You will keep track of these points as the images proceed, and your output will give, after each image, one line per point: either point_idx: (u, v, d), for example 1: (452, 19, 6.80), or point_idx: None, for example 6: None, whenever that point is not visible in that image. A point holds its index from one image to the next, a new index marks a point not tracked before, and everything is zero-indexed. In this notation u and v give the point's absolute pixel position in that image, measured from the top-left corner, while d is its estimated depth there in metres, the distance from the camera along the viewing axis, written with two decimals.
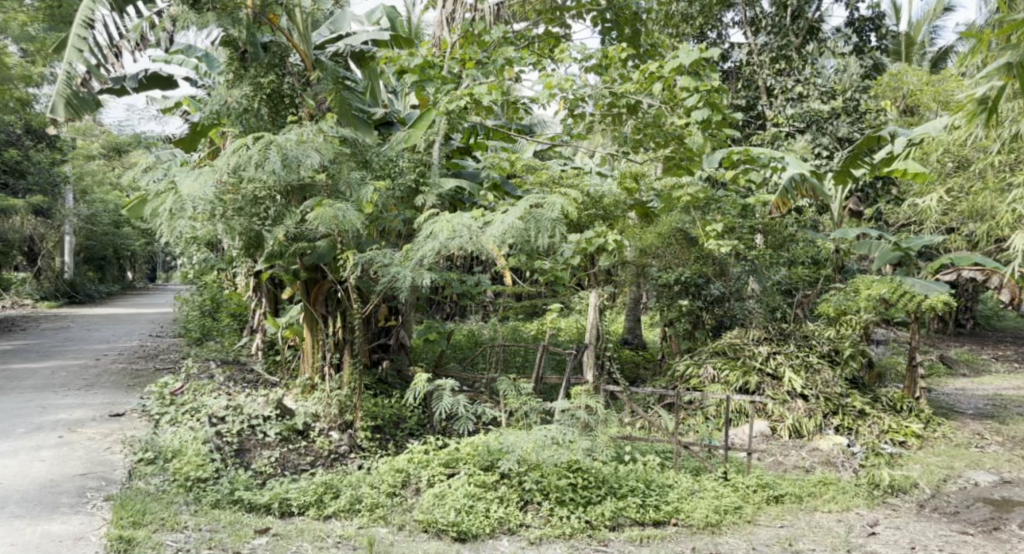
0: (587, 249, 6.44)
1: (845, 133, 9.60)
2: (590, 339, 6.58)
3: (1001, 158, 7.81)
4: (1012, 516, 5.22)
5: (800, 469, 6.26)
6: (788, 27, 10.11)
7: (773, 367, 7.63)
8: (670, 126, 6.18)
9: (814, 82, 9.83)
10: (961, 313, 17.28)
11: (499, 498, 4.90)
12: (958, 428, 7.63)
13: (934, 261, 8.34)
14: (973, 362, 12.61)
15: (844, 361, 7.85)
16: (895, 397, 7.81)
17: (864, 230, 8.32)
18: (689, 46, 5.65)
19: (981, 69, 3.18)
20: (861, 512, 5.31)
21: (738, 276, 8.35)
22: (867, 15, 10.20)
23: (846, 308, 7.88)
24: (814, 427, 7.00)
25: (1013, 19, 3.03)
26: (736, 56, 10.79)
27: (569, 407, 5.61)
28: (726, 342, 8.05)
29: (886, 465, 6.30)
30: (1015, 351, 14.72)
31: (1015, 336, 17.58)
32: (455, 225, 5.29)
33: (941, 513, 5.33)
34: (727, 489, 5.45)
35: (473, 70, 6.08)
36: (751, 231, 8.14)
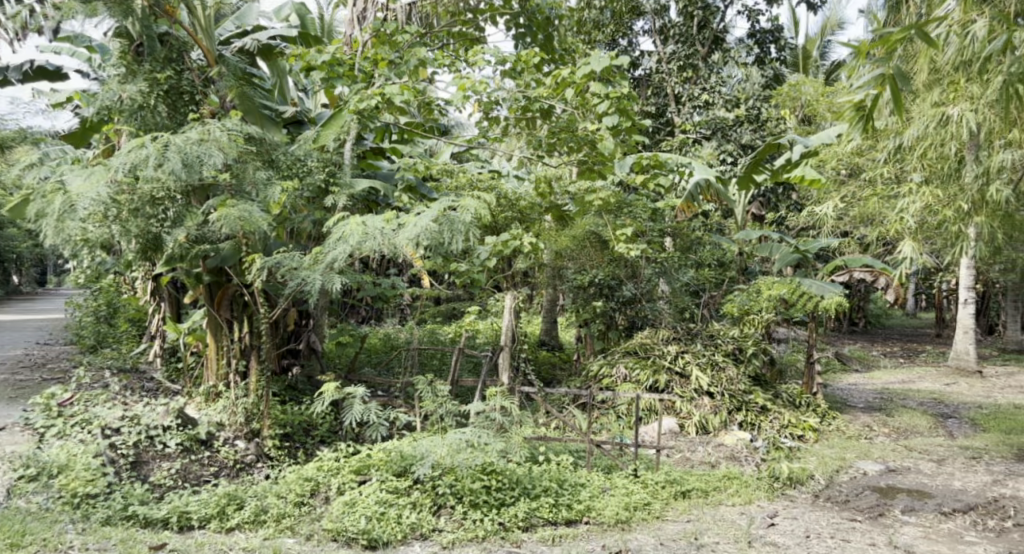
0: (503, 251, 6.44)
1: (747, 140, 10.03)
2: (505, 341, 6.59)
3: (888, 167, 8.33)
4: (897, 502, 5.56)
5: (707, 464, 6.47)
6: (694, 37, 10.57)
7: (681, 366, 7.87)
8: (583, 131, 6.22)
9: (719, 91, 10.21)
10: (855, 312, 18.33)
11: (411, 503, 4.86)
12: (851, 421, 8.08)
13: (830, 264, 8.80)
14: (865, 358, 13.39)
15: (747, 359, 8.18)
16: (795, 393, 8.18)
17: (766, 233, 8.68)
18: (599, 53, 5.76)
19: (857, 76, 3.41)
20: (762, 504, 5.55)
21: (648, 277, 8.57)
22: (767, 27, 10.69)
23: (749, 308, 8.21)
24: (719, 423, 7.28)
25: (888, 31, 3.30)
26: (646, 63, 11.09)
27: (484, 409, 5.61)
28: (637, 342, 8.25)
29: (785, 458, 6.60)
30: (902, 347, 15.74)
31: (902, 333, 18.79)
32: (367, 227, 5.23)
33: (833, 502, 5.63)
34: (637, 486, 5.58)
35: (384, 69, 5.96)
36: (660, 234, 8.36)
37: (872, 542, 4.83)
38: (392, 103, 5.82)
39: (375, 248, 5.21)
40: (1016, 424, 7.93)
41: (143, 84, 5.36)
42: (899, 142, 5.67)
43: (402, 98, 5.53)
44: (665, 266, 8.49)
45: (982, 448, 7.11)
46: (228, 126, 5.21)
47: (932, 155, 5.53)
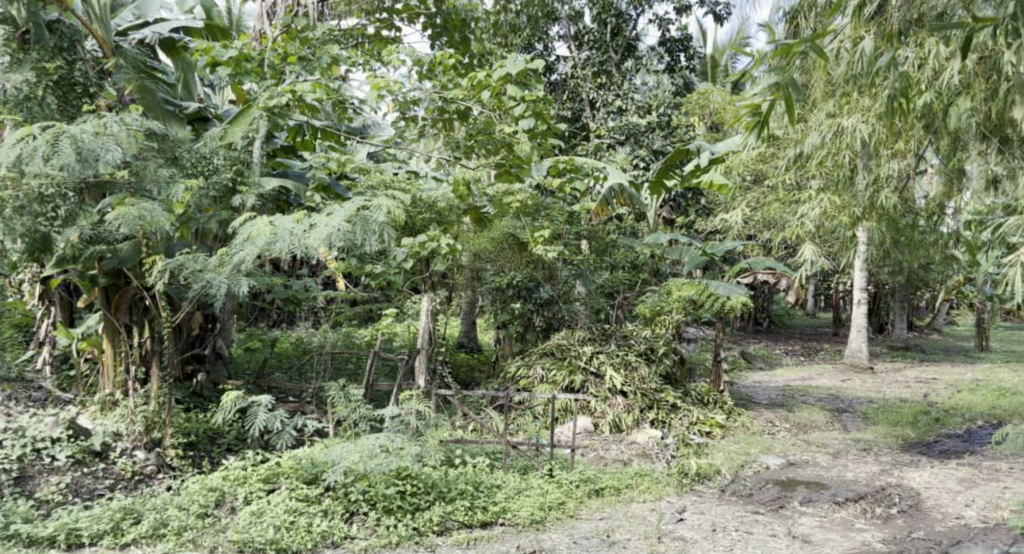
0: (420, 253, 6.38)
1: (658, 146, 10.35)
2: (422, 344, 6.52)
3: (789, 175, 8.72)
4: (796, 494, 5.84)
5: (620, 462, 6.61)
6: (608, 44, 10.81)
7: (596, 366, 8.01)
8: (499, 134, 6.24)
9: (631, 97, 10.48)
10: (760, 313, 19.15)
11: (322, 511, 4.76)
12: (756, 417, 8.41)
13: (735, 266, 9.14)
14: (769, 356, 14.02)
15: (659, 358, 8.41)
16: (703, 391, 8.46)
17: (676, 237, 8.94)
18: (515, 56, 5.81)
19: (756, 86, 3.55)
20: (671, 500, 5.71)
21: (565, 279, 8.66)
22: (677, 37, 11.07)
23: (660, 309, 8.43)
24: (632, 421, 7.44)
25: (783, 44, 3.45)
26: (562, 68, 11.26)
27: (399, 413, 5.54)
28: (553, 344, 8.35)
29: (694, 454, 6.83)
30: (802, 345, 16.53)
31: (803, 332, 19.75)
32: (276, 228, 5.09)
33: (738, 496, 5.86)
34: (552, 486, 5.64)
35: (295, 65, 5.71)
36: (576, 237, 8.49)
37: (773, 533, 5.05)
38: (303, 101, 5.69)
39: (286, 250, 5.06)
40: (904, 417, 8.45)
41: (30, 74, 5.05)
42: (798, 151, 5.97)
43: (314, 96, 5.41)
44: (582, 268, 8.63)
45: (873, 440, 7.54)
46: (128, 120, 4.98)
47: (828, 162, 5.84)
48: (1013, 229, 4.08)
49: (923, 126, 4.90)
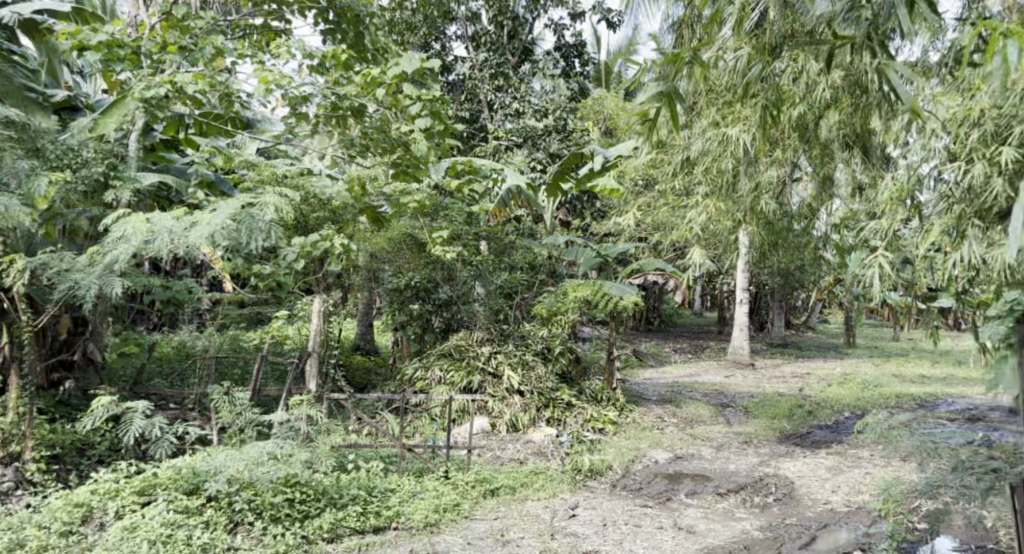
0: (312, 253, 6.20)
1: (555, 149, 10.57)
2: (313, 346, 6.30)
3: (679, 181, 9.07)
4: (682, 487, 6.07)
5: (516, 461, 6.67)
6: (505, 46, 10.88)
7: (494, 366, 8.07)
8: (395, 133, 6.14)
9: (529, 100, 10.68)
10: (651, 313, 19.87)
11: (204, 522, 4.55)
12: (646, 413, 8.69)
13: (628, 268, 9.31)
14: (659, 354, 14.58)
15: (555, 357, 8.66)
16: (597, 389, 8.70)
17: (572, 238, 8.95)
18: (412, 54, 5.71)
19: (642, 92, 3.64)
20: (565, 496, 5.82)
21: (464, 280, 8.65)
22: (572, 42, 11.31)
23: (556, 309, 8.48)
24: (528, 420, 7.53)
25: (668, 52, 3.55)
26: (459, 68, 11.16)
27: (289, 419, 5.35)
28: (451, 344, 8.31)
29: (587, 451, 7.00)
30: (689, 343, 17.26)
31: (690, 331, 20.62)
32: (153, 225, 4.81)
33: (628, 491, 6.03)
34: (447, 487, 5.61)
35: (174, 55, 5.38)
36: (476, 238, 8.43)
37: (660, 526, 5.23)
38: (185, 94, 5.35)
39: (165, 249, 4.82)
40: (781, 410, 8.95)
41: None
42: (686, 157, 6.22)
43: (195, 87, 5.06)
44: (480, 269, 8.59)
45: (752, 432, 7.95)
46: None
47: (713, 169, 6.11)
48: (873, 234, 4.41)
49: (797, 135, 5.20)
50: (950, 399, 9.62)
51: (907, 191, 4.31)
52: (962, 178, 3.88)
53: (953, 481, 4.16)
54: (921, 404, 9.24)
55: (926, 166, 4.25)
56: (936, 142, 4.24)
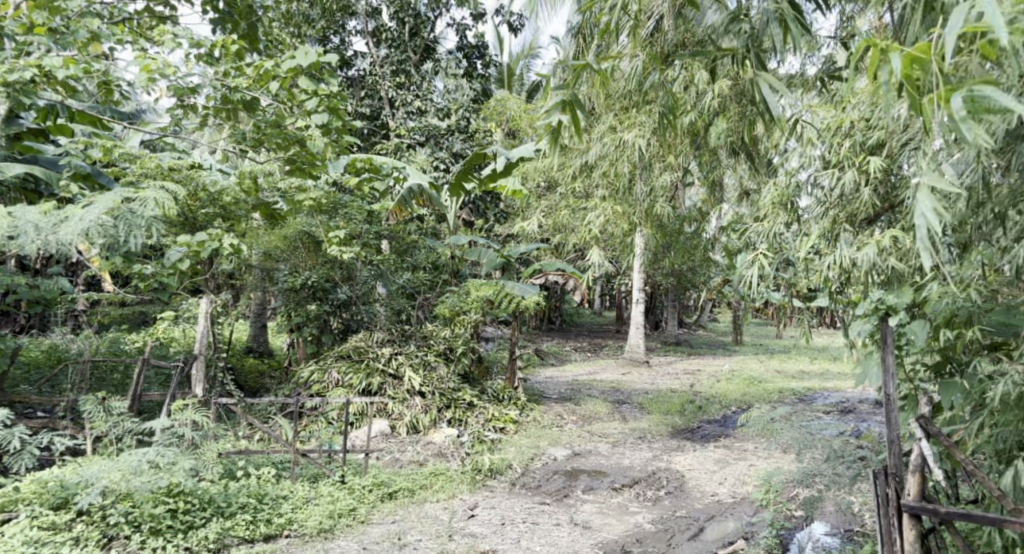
0: (199, 253, 5.90)
1: (457, 149, 10.55)
2: (200, 350, 6.01)
3: (578, 184, 9.23)
4: (580, 483, 6.17)
5: (415, 463, 6.60)
6: (406, 43, 10.75)
7: (394, 367, 7.98)
8: (289, 128, 5.90)
9: (431, 99, 10.62)
10: (552, 312, 20.15)
11: (74, 539, 4.27)
12: (546, 411, 8.80)
13: (530, 268, 9.31)
14: (559, 352, 14.82)
15: (457, 358, 8.63)
16: (498, 389, 8.76)
17: (475, 238, 8.74)
18: (307, 48, 5.44)
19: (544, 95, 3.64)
20: (463, 497, 5.80)
21: (364, 280, 8.50)
22: (474, 43, 11.31)
23: (459, 309, 8.41)
24: (428, 421, 7.48)
25: (571, 60, 3.57)
26: (360, 64, 10.98)
27: (172, 424, 5.13)
28: (350, 346, 8.14)
29: (487, 450, 7.01)
30: (588, 342, 17.64)
31: (589, 330, 21.07)
32: (15, 220, 4.47)
33: (526, 488, 6.08)
34: (343, 492, 5.49)
35: (43, 37, 4.99)
36: (377, 237, 8.27)
37: (557, 522, 5.31)
38: (53, 78, 4.97)
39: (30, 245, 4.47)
40: (673, 406, 9.26)
41: None
42: (584, 161, 6.34)
43: (65, 73, 4.71)
44: (381, 269, 8.49)
45: (646, 428, 8.20)
46: None
47: (611, 173, 6.25)
48: (756, 237, 4.63)
49: (688, 140, 5.38)
50: (825, 393, 10.22)
51: (788, 196, 4.53)
52: (835, 184, 4.08)
53: (826, 470, 4.42)
54: (800, 398, 9.78)
55: (804, 173, 4.43)
56: (815, 151, 4.45)
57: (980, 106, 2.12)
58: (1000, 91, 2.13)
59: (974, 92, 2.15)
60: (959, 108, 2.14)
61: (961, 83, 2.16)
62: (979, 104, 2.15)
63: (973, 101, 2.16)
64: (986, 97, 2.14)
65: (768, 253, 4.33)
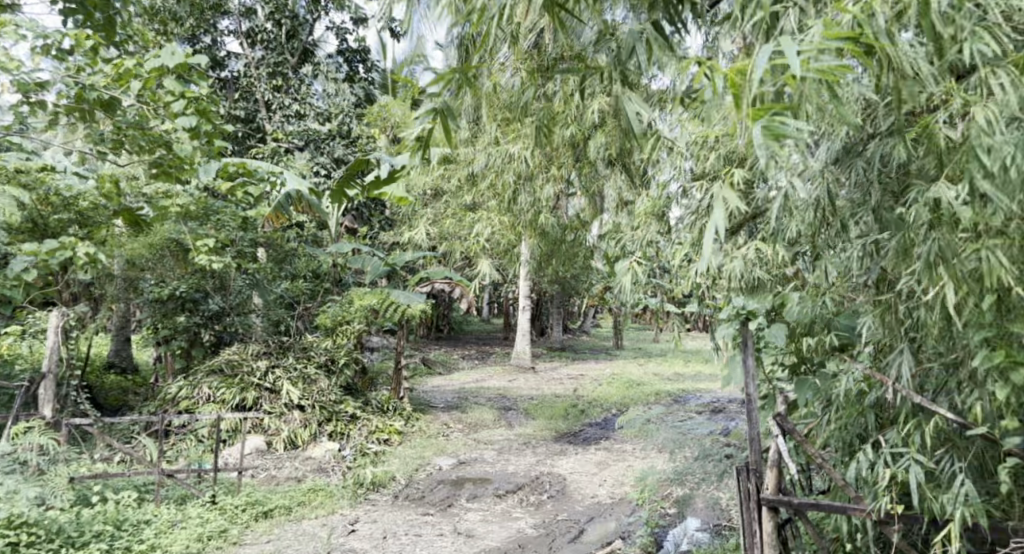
0: (48, 262, 5.44)
1: (340, 154, 10.34)
2: (49, 367, 5.56)
3: (463, 193, 9.24)
4: (464, 491, 6.15)
5: (293, 479, 6.36)
6: (283, 45, 10.48)
7: (271, 381, 7.69)
8: (154, 130, 5.53)
9: (310, 103, 10.37)
10: (440, 321, 20.12)
11: None
12: (432, 420, 8.73)
13: (414, 276, 9.29)
14: (447, 361, 14.81)
15: (339, 369, 8.43)
16: (382, 399, 8.60)
17: (357, 246, 8.43)
18: (175, 47, 5.15)
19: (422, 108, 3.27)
20: (344, 512, 5.64)
21: (238, 290, 8.20)
22: (355, 48, 11.16)
23: (341, 318, 8.29)
24: (308, 435, 7.25)
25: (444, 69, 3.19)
26: (233, 65, 10.73)
27: (15, 450, 4.81)
28: (222, 359, 7.75)
29: (370, 463, 6.86)
30: (477, 350, 17.76)
31: (478, 338, 21.19)
32: None
33: (410, 500, 5.99)
34: (213, 513, 5.22)
35: None
36: (253, 244, 8.03)
37: (440, 532, 5.26)
38: None
39: None
40: (558, 411, 9.43)
41: None
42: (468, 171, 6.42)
43: None
44: (257, 278, 8.28)
45: (531, 433, 8.30)
46: None
47: (495, 182, 6.34)
48: (632, 245, 4.81)
49: (569, 152, 5.52)
50: (697, 394, 10.73)
51: (660, 206, 4.75)
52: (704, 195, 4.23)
53: (697, 468, 4.63)
54: (675, 400, 10.22)
55: (676, 185, 4.65)
56: (684, 163, 4.62)
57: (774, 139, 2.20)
58: (790, 130, 2.20)
59: (774, 123, 2.21)
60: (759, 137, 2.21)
61: (765, 110, 2.20)
62: (776, 133, 2.23)
63: (771, 129, 2.23)
64: (782, 129, 2.21)
65: (642, 261, 4.48)
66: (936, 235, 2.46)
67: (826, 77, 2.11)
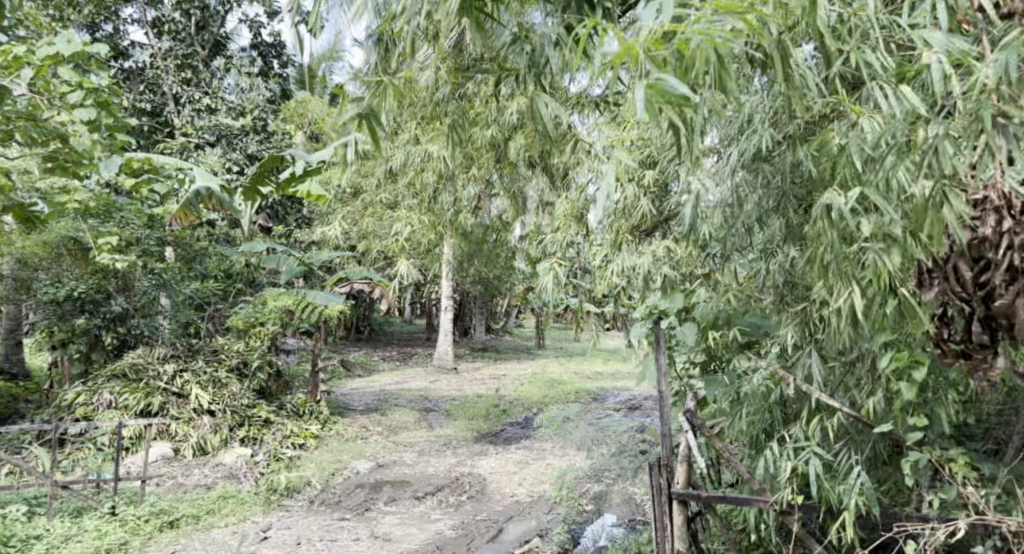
0: None
1: (253, 150, 10.03)
2: None
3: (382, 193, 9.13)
4: (382, 494, 6.06)
5: (201, 487, 6.11)
6: (193, 37, 10.11)
7: (178, 385, 7.39)
8: (47, 121, 5.18)
9: (221, 97, 10.03)
10: (361, 322, 19.80)
11: None
12: (350, 423, 8.57)
13: (333, 275, 9.09)
14: (366, 362, 14.59)
15: (252, 373, 8.18)
16: (298, 403, 8.39)
17: (271, 245, 8.15)
18: (71, 34, 4.81)
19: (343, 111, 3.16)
20: (255, 519, 5.46)
21: (144, 291, 7.73)
22: (270, 41, 10.86)
23: (255, 320, 8.01)
24: (218, 441, 6.99)
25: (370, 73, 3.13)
26: (138, 55, 10.08)
27: None
28: (126, 363, 7.39)
29: (284, 469, 6.67)
30: (398, 351, 17.59)
31: (399, 339, 20.98)
32: None
33: (326, 505, 5.85)
34: (112, 525, 4.96)
35: None
36: (159, 243, 7.63)
37: (356, 537, 5.16)
38: None
39: None
40: (479, 411, 9.42)
41: None
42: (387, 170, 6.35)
43: None
44: (166, 279, 7.81)
45: (452, 434, 8.25)
46: None
47: (414, 181, 6.28)
48: (550, 246, 4.85)
49: (489, 152, 5.50)
50: (616, 391, 10.93)
51: (578, 209, 4.80)
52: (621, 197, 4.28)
53: (612, 465, 4.73)
54: (594, 398, 10.37)
55: (593, 187, 4.70)
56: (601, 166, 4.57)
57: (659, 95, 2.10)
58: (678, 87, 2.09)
59: (660, 83, 2.12)
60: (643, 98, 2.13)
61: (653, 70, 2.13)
62: (663, 95, 2.13)
63: (658, 90, 2.13)
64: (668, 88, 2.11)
65: (560, 262, 4.51)
66: (827, 240, 2.59)
67: (714, 42, 2.09)
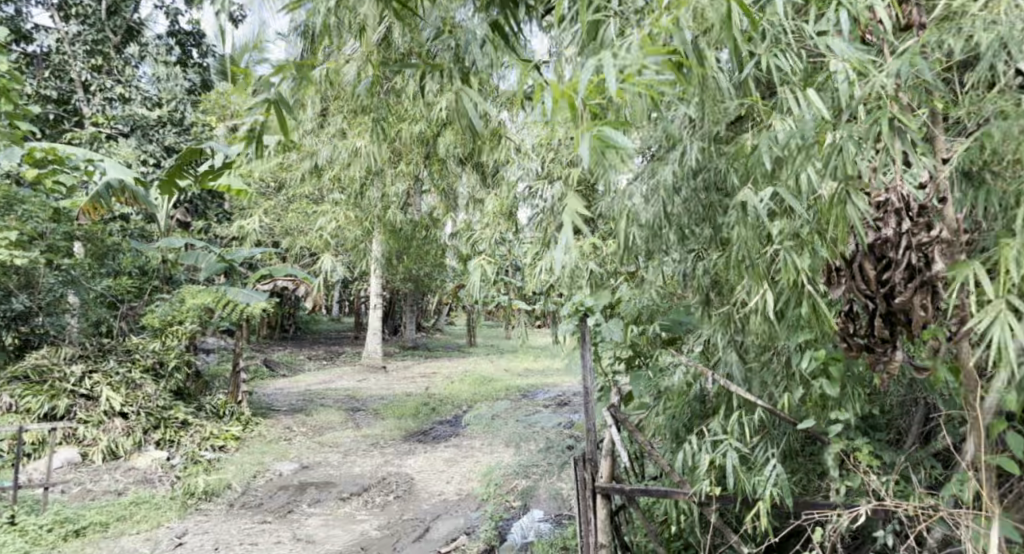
0: None
1: (171, 142, 9.56)
2: None
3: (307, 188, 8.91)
4: (306, 496, 5.92)
5: (111, 493, 5.83)
6: (104, 22, 9.61)
7: (87, 387, 7.04)
8: None
9: (135, 86, 9.61)
10: (287, 320, 19.32)
11: None
12: (273, 424, 8.34)
13: (255, 272, 8.82)
14: (292, 362, 14.25)
15: (169, 373, 7.86)
16: (218, 404, 8.12)
17: (189, 240, 7.85)
18: None
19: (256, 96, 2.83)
20: (170, 525, 5.24)
21: (49, 288, 7.29)
22: (188, 29, 10.43)
23: (172, 318, 7.70)
24: (131, 445, 6.69)
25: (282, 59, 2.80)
26: (43, 40, 9.58)
27: None
28: (28, 364, 6.99)
29: (203, 472, 6.43)
30: (326, 349, 17.25)
31: (327, 337, 20.57)
32: None
33: (246, 508, 5.68)
34: (11, 536, 4.68)
35: None
36: (67, 238, 7.23)
37: (278, 540, 5.03)
38: None
39: None
40: (408, 410, 9.31)
41: None
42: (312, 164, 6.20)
43: None
44: (74, 274, 7.42)
45: (379, 434, 8.12)
46: None
47: (340, 176, 6.15)
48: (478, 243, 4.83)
49: (416, 148, 5.43)
50: (545, 388, 10.98)
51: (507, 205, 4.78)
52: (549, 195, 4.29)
53: (540, 461, 4.74)
54: (524, 395, 10.40)
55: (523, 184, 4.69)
56: (529, 164, 4.58)
57: (606, 147, 2.18)
58: (621, 144, 2.17)
59: (604, 134, 2.18)
60: (591, 147, 2.20)
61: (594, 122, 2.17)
62: (606, 143, 2.20)
63: (601, 140, 2.20)
64: (611, 137, 2.19)
65: (488, 259, 4.49)
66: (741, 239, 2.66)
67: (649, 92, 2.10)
